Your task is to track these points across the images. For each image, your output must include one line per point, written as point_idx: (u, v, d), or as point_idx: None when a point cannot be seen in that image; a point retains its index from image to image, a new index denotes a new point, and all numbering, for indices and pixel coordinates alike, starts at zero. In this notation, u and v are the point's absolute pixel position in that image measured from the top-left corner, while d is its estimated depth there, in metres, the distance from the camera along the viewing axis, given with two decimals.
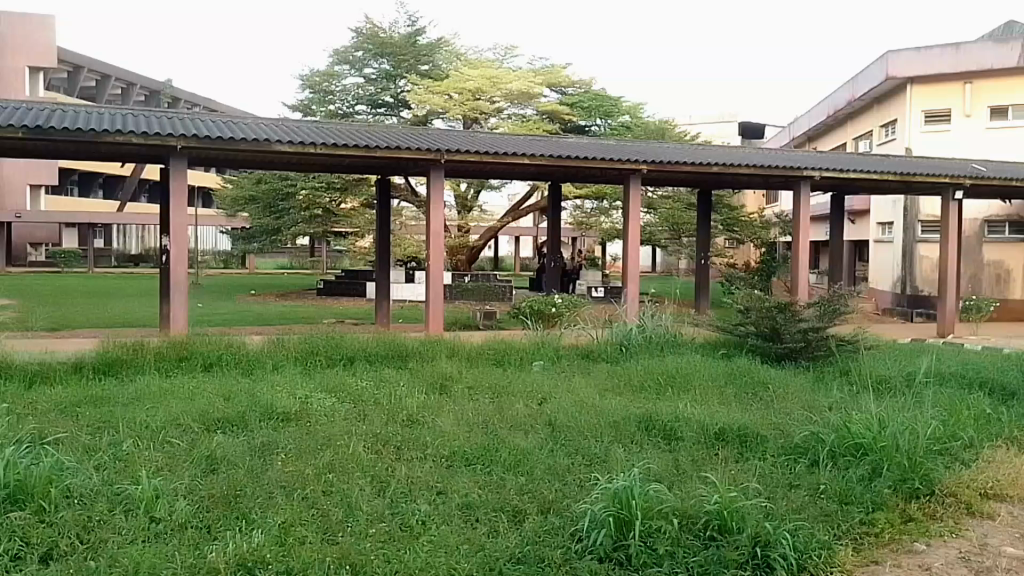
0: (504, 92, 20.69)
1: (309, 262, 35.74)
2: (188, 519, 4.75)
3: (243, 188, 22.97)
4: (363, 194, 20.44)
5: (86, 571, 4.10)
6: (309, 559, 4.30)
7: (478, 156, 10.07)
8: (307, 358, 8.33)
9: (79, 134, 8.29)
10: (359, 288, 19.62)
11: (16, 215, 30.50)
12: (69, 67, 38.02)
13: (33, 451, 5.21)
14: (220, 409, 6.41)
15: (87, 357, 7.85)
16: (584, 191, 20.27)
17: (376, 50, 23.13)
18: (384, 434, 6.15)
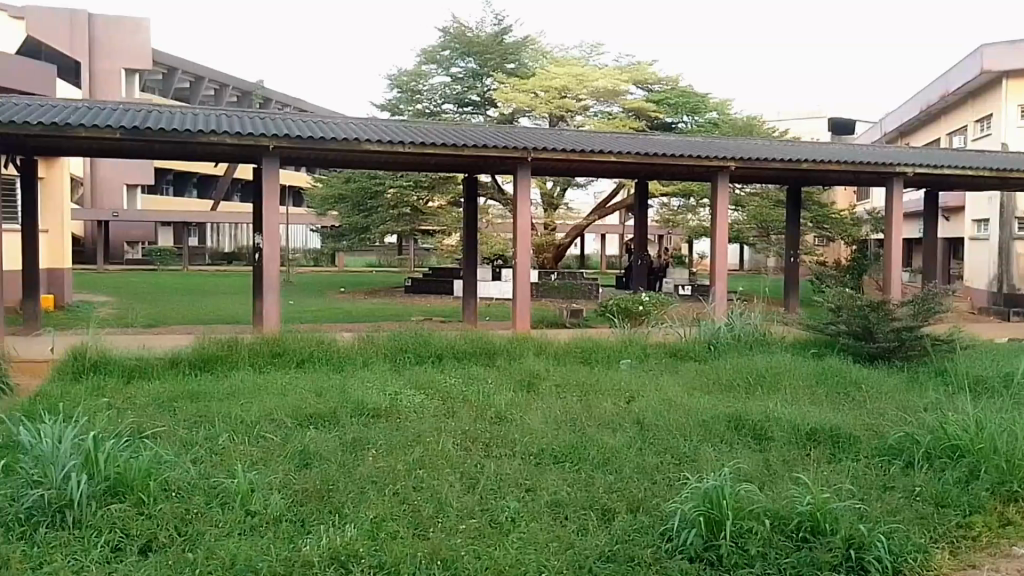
0: (590, 90, 20.84)
1: (397, 260, 35.70)
2: (282, 513, 4.80)
3: (333, 187, 23.23)
4: (449, 191, 20.84)
5: (184, 563, 4.19)
6: (401, 554, 4.35)
7: (566, 156, 9.99)
8: (397, 355, 8.45)
9: (150, 133, 8.42)
10: (447, 285, 19.77)
11: (115, 214, 29.78)
12: (165, 69, 39.32)
13: (133, 444, 5.27)
14: (312, 405, 6.52)
15: (182, 352, 8.01)
16: (670, 189, 20.11)
17: (462, 50, 23.28)
18: (473, 431, 6.19)
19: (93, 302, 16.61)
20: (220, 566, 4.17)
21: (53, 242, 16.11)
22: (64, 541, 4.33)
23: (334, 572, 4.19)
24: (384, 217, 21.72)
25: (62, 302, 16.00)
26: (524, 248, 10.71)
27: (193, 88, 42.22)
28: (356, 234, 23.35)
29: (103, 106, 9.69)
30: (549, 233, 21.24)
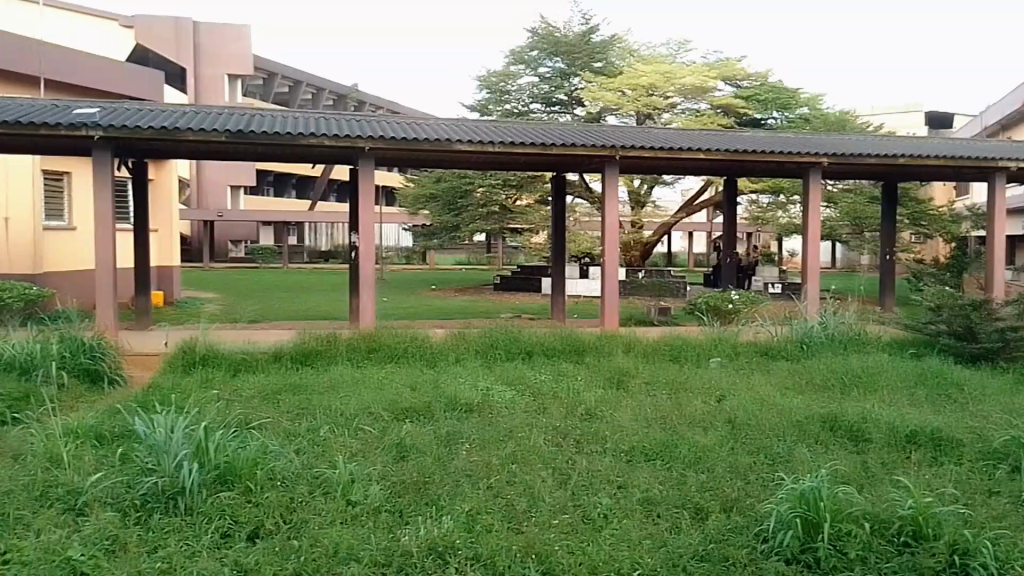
0: (677, 88, 20.71)
1: (486, 258, 35.63)
2: (381, 503, 4.90)
3: (424, 187, 23.42)
4: (537, 190, 21.54)
5: (291, 550, 4.33)
6: (497, 547, 4.42)
7: (654, 153, 9.91)
8: (488, 351, 8.62)
9: (234, 136, 8.71)
10: (535, 283, 19.93)
11: (222, 215, 30.46)
12: (265, 74, 40.85)
13: (241, 435, 5.44)
14: (407, 399, 6.68)
15: (284, 346, 8.32)
16: (759, 185, 19.73)
17: (550, 49, 23.48)
18: (564, 428, 6.24)
19: (199, 297, 17.28)
20: (325, 553, 4.31)
21: (163, 241, 16.72)
22: (177, 526, 4.49)
23: (433, 562, 4.28)
24: (473, 215, 22.10)
25: (171, 298, 16.59)
26: (611, 245, 10.72)
27: (291, 93, 43.46)
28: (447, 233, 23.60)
29: (191, 110, 10.09)
30: (636, 230, 21.14)
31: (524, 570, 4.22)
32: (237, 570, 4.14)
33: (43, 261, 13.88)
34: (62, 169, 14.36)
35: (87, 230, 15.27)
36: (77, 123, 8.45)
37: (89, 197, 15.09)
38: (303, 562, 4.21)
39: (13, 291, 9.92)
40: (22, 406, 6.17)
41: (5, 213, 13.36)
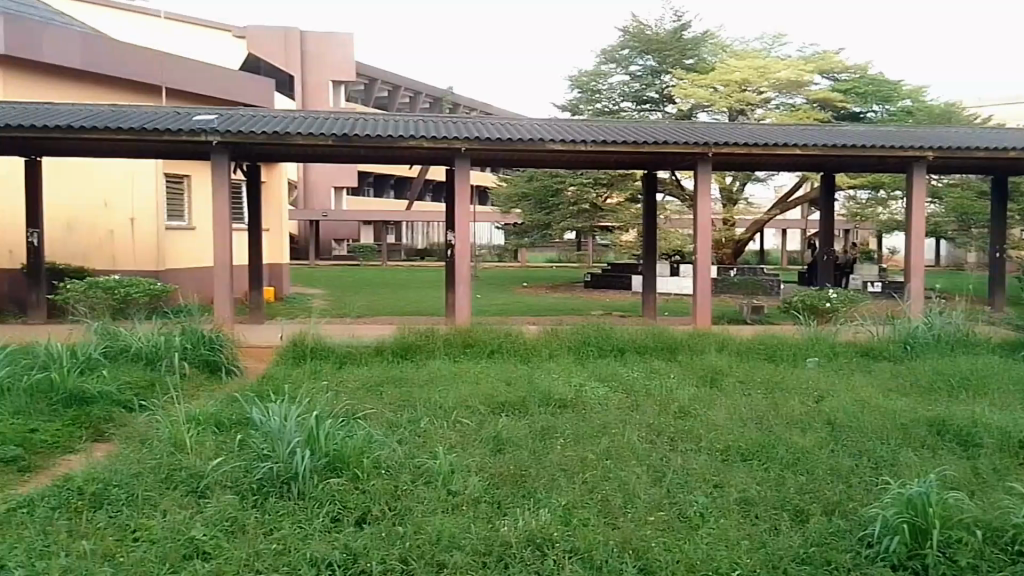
0: (771, 82, 20.46)
1: (576, 256, 35.30)
2: (480, 494, 5.03)
3: (517, 186, 23.77)
4: (627, 188, 21.63)
5: (396, 536, 4.51)
6: (594, 541, 4.47)
7: (748, 150, 9.78)
8: (581, 347, 8.75)
9: (327, 138, 9.10)
10: (625, 280, 19.95)
11: (326, 215, 31.49)
12: (366, 80, 42.09)
13: (347, 424, 5.68)
14: (502, 394, 6.84)
15: (385, 341, 8.68)
16: (859, 181, 19.27)
17: (641, 47, 23.41)
18: (658, 424, 6.25)
19: (305, 293, 17.96)
20: (429, 541, 4.46)
21: (274, 241, 17.37)
22: (291, 510, 4.74)
23: (532, 553, 4.36)
24: (564, 213, 22.28)
25: (281, 294, 17.21)
26: (702, 244, 10.66)
27: (391, 96, 44.62)
28: (539, 232, 23.83)
29: (285, 115, 10.56)
30: (727, 228, 20.83)
31: (623, 566, 4.25)
32: (347, 553, 4.33)
33: (166, 257, 14.80)
34: (183, 172, 15.20)
35: (204, 231, 16.10)
36: (197, 130, 8.94)
37: (206, 199, 15.93)
38: (408, 548, 4.38)
39: (140, 286, 10.53)
40: (149, 394, 6.67)
41: (131, 213, 14.38)
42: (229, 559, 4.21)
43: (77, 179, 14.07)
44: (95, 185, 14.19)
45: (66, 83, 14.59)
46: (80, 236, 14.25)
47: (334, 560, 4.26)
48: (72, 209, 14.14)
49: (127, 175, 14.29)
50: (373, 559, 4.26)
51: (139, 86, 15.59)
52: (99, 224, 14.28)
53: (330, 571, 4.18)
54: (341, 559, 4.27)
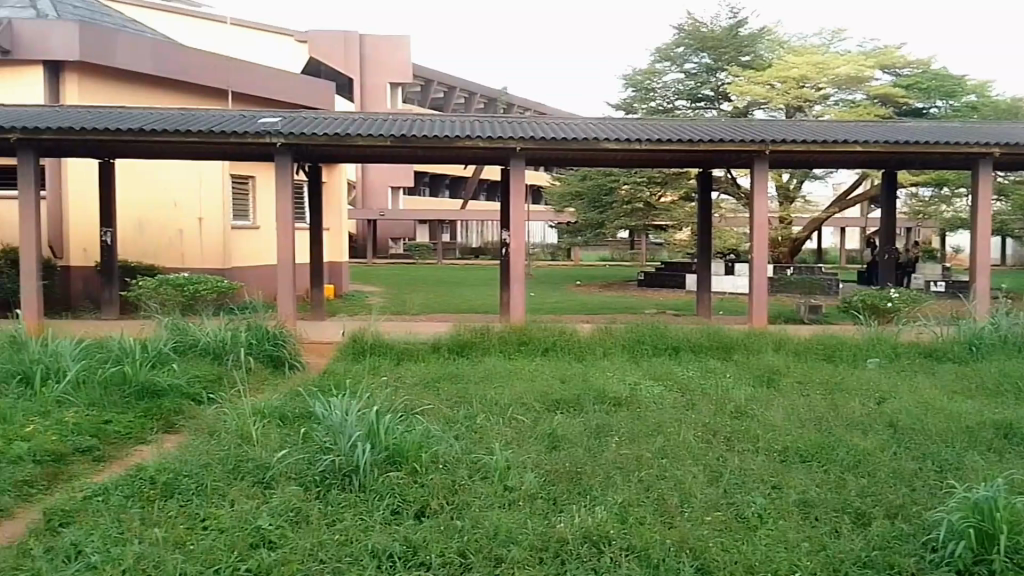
0: (830, 78, 20.25)
1: (629, 254, 35.01)
2: (536, 490, 5.08)
3: (570, 185, 23.79)
4: (682, 186, 21.54)
5: (455, 530, 4.58)
6: (651, 539, 4.47)
7: (806, 147, 9.66)
8: (635, 345, 8.80)
9: (381, 138, 9.29)
10: (680, 280, 19.78)
11: (382, 215, 32.02)
12: (424, 83, 42.71)
13: (406, 419, 5.79)
14: (557, 391, 6.90)
15: (442, 339, 8.85)
16: (921, 178, 19.13)
17: (696, 45, 23.08)
18: (714, 424, 6.22)
19: (363, 291, 18.27)
20: (486, 535, 4.52)
21: (335, 240, 17.69)
22: (352, 502, 4.86)
23: (589, 550, 4.39)
24: (618, 212, 22.26)
25: (341, 291, 17.52)
26: (758, 243, 10.58)
27: (447, 97, 44.88)
28: (591, 231, 23.79)
29: (338, 117, 10.80)
30: (785, 226, 20.76)
31: (680, 566, 4.24)
32: (407, 546, 4.42)
33: (231, 257, 15.20)
34: (248, 173, 15.65)
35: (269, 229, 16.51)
36: (262, 132, 9.26)
37: (271, 200, 16.36)
38: (466, 542, 4.44)
39: (207, 283, 10.92)
40: (216, 388, 6.94)
41: (199, 214, 14.79)
42: (294, 548, 4.34)
43: (150, 181, 14.64)
44: (166, 186, 14.71)
45: (140, 89, 15.14)
46: (151, 236, 14.78)
47: (394, 552, 4.35)
48: (146, 209, 14.71)
49: (195, 177, 14.72)
50: (433, 552, 4.33)
51: (207, 89, 16.14)
52: (171, 224, 14.79)
53: (392, 562, 4.28)
54: (401, 551, 4.36)
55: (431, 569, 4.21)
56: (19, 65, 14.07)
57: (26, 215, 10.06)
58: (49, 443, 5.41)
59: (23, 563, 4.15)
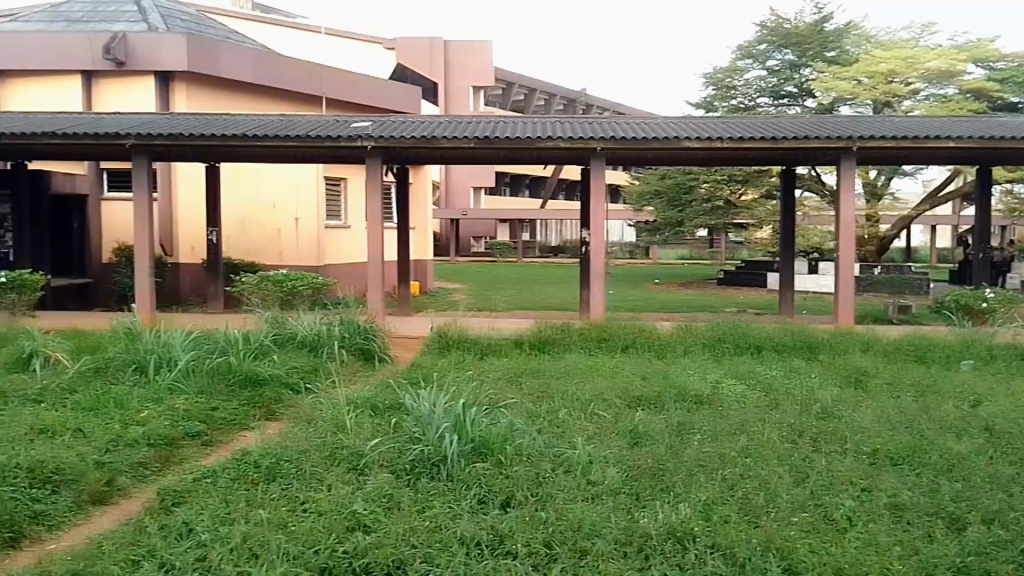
0: (920, 73, 19.64)
1: (707, 253, 34.51)
2: (618, 486, 5.16)
3: (648, 184, 23.80)
4: (764, 184, 21.30)
5: (540, 521, 4.69)
6: (736, 539, 4.46)
7: (896, 144, 9.43)
8: (716, 344, 8.89)
9: (464, 141, 9.62)
10: (760, 279, 19.53)
11: (464, 214, 32.85)
12: (505, 85, 43.01)
13: (491, 412, 5.99)
14: (637, 388, 7.02)
15: (524, 335, 9.12)
16: (1018, 175, 18.31)
17: (779, 42, 22.95)
18: (800, 424, 6.19)
19: (446, 288, 18.67)
20: (570, 528, 4.60)
21: (420, 237, 17.97)
22: (441, 491, 5.05)
23: (673, 546, 4.42)
24: (696, 211, 22.24)
25: (425, 288, 17.85)
26: (844, 242, 10.44)
27: (527, 100, 45.08)
28: (670, 229, 23.77)
29: (418, 121, 11.16)
30: (872, 225, 20.24)
31: (766, 565, 4.22)
32: (494, 535, 4.55)
33: (325, 255, 15.78)
34: (340, 175, 16.32)
35: (358, 229, 17.09)
36: (354, 136, 9.68)
37: (361, 201, 16.98)
38: (551, 534, 4.54)
39: (304, 279, 11.41)
40: (313, 378, 7.35)
41: (295, 214, 15.41)
42: (388, 532, 4.52)
43: (253, 183, 15.39)
44: (262, 189, 15.41)
45: (242, 94, 16.12)
46: (253, 235, 15.53)
47: (482, 540, 4.48)
48: (248, 210, 15.46)
49: (295, 180, 15.38)
50: (519, 542, 4.44)
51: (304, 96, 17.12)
52: (270, 223, 15.47)
53: (479, 549, 4.41)
54: (488, 540, 4.49)
55: (518, 558, 4.31)
56: (132, 74, 15.14)
57: (140, 217, 10.71)
58: (162, 429, 5.87)
59: (142, 538, 4.48)
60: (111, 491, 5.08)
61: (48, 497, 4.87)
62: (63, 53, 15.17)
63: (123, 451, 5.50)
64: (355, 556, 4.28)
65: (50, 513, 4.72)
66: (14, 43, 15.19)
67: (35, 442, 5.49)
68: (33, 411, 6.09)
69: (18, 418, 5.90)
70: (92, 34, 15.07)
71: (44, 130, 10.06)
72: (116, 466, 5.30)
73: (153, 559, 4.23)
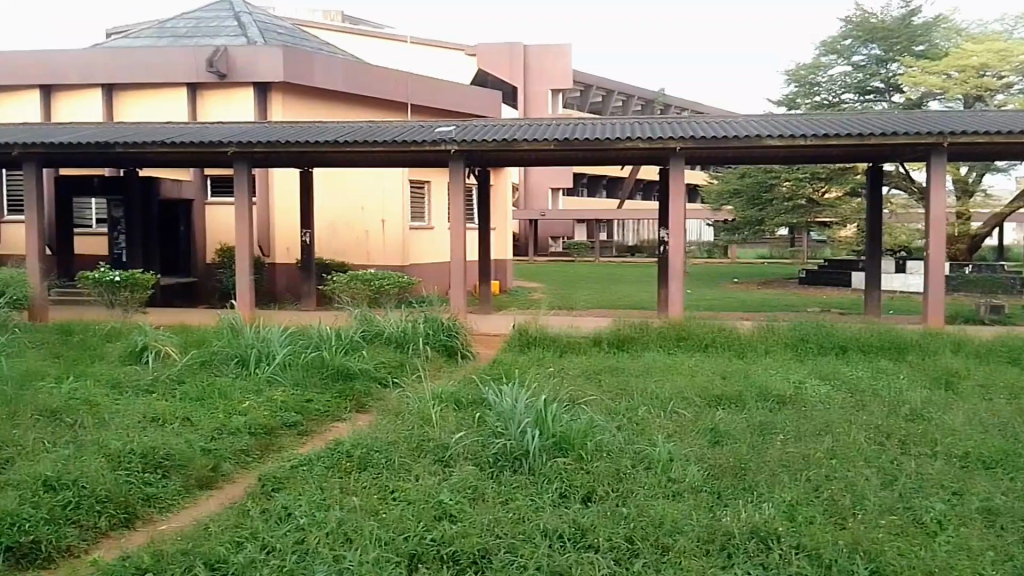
0: (1014, 66, 18.60)
1: (789, 252, 33.80)
2: (699, 484, 5.19)
3: (728, 183, 23.58)
4: (848, 181, 20.42)
5: (621, 516, 4.76)
6: (822, 539, 4.41)
7: (989, 139, 9.10)
8: (799, 344, 8.83)
9: (543, 143, 9.81)
10: (844, 279, 19.08)
11: (543, 215, 33.06)
12: (585, 87, 42.82)
13: (571, 409, 6.16)
14: (717, 387, 7.08)
15: (603, 333, 9.28)
16: None
17: (865, 36, 22.66)
18: (887, 426, 6.10)
19: (526, 287, 18.82)
20: (651, 524, 4.64)
21: (500, 238, 18.40)
22: (524, 484, 5.20)
23: (756, 546, 4.40)
24: (777, 209, 21.92)
25: (506, 286, 18.10)
26: (933, 242, 10.15)
27: (605, 101, 44.83)
28: (749, 227, 23.58)
29: (494, 124, 11.44)
30: (963, 222, 19.46)
31: (854, 567, 4.16)
32: (575, 528, 4.64)
33: (410, 255, 16.27)
34: (425, 178, 16.74)
35: (441, 229, 17.51)
36: (438, 139, 10.00)
37: (443, 203, 17.39)
38: (632, 530, 4.59)
39: (391, 279, 11.87)
40: (399, 373, 7.76)
41: (381, 217, 15.92)
42: (473, 523, 4.67)
43: (340, 185, 16.03)
44: (347, 192, 16.04)
45: (331, 102, 16.77)
46: (343, 237, 16.16)
47: (565, 533, 4.57)
48: (338, 212, 16.12)
49: (381, 183, 15.89)
50: (600, 536, 4.52)
51: (390, 103, 17.61)
52: (358, 226, 16.06)
53: (562, 542, 4.50)
54: (571, 533, 4.58)
55: (600, 552, 4.38)
56: (232, 85, 16.06)
57: (241, 219, 11.31)
58: (262, 419, 6.26)
59: (244, 521, 4.77)
60: (215, 477, 5.44)
61: (160, 481, 5.25)
62: (169, 66, 16.20)
63: (226, 439, 5.88)
64: (443, 544, 4.44)
65: (161, 496, 5.09)
66: (126, 58, 16.31)
67: (148, 429, 5.94)
68: (146, 401, 6.59)
69: (133, 408, 6.39)
70: (196, 49, 16.04)
71: (147, 139, 10.77)
72: (221, 453, 5.68)
73: (256, 541, 4.49)
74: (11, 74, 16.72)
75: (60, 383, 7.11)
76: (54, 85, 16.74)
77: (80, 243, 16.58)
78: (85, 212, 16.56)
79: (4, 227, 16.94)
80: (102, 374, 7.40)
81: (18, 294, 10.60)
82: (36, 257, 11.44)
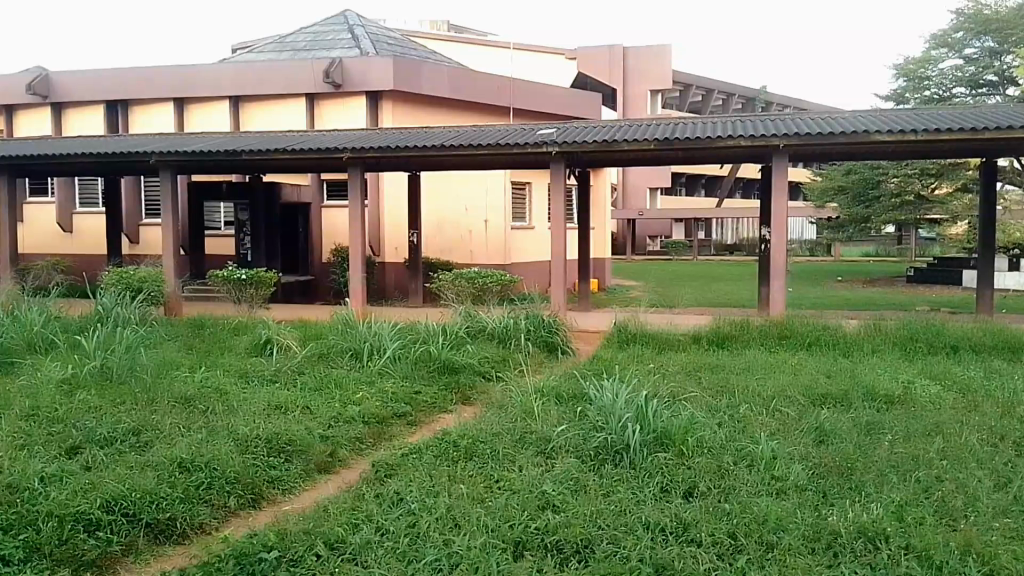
0: None
1: (897, 250, 32.45)
2: (804, 482, 5.15)
3: (833, 180, 22.96)
4: (961, 177, 19.86)
5: (723, 513, 4.77)
6: (933, 542, 4.30)
7: None
8: (908, 343, 8.63)
9: (641, 143, 9.91)
10: (954, 277, 18.33)
11: (640, 215, 33.10)
12: (682, 87, 42.38)
13: (671, 407, 6.31)
14: (821, 387, 7.01)
15: (702, 331, 9.37)
16: None
17: (978, 29, 21.63)
18: (1002, 428, 5.91)
19: (623, 287, 18.39)
20: (755, 521, 4.63)
21: (598, 237, 18.50)
22: (624, 478, 5.31)
23: (864, 546, 4.32)
24: (886, 206, 21.28)
25: (603, 285, 18.12)
26: None
27: (704, 100, 44.07)
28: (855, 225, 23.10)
29: (588, 126, 11.61)
30: None
31: (967, 569, 4.06)
32: (678, 523, 4.68)
33: (511, 254, 16.66)
34: (524, 180, 17.05)
35: (541, 229, 17.76)
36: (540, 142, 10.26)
37: (543, 203, 17.64)
38: (736, 526, 4.60)
39: (492, 276, 12.29)
40: (502, 368, 8.12)
41: (485, 217, 16.33)
42: (576, 513, 4.80)
43: (438, 187, 16.57)
44: (443, 194, 16.56)
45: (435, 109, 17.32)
46: (448, 237, 16.66)
47: (669, 527, 4.63)
48: (438, 213, 16.65)
49: (481, 183, 16.31)
50: (704, 531, 4.54)
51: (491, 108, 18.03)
52: (463, 226, 16.52)
53: (665, 535, 4.55)
54: (674, 526, 4.63)
55: (703, 546, 4.40)
56: (347, 95, 16.88)
57: (355, 221, 11.89)
58: (375, 409, 6.68)
59: (360, 504, 5.05)
60: (332, 462, 5.82)
61: (282, 465, 5.64)
62: (288, 78, 17.16)
63: (341, 427, 6.29)
64: (547, 533, 4.58)
65: (284, 478, 5.47)
66: (250, 72, 17.39)
67: (273, 417, 6.42)
68: (269, 390, 7.13)
69: (257, 397, 6.92)
70: (314, 62, 16.95)
71: (263, 146, 11.52)
72: (337, 440, 6.08)
73: (371, 523, 4.74)
74: (147, 91, 18.01)
75: (192, 373, 7.76)
76: (186, 99, 17.93)
77: (209, 245, 17.80)
78: (214, 216, 17.72)
79: (142, 230, 18.32)
80: (230, 365, 8.04)
81: (149, 291, 11.58)
82: (171, 257, 12.41)
